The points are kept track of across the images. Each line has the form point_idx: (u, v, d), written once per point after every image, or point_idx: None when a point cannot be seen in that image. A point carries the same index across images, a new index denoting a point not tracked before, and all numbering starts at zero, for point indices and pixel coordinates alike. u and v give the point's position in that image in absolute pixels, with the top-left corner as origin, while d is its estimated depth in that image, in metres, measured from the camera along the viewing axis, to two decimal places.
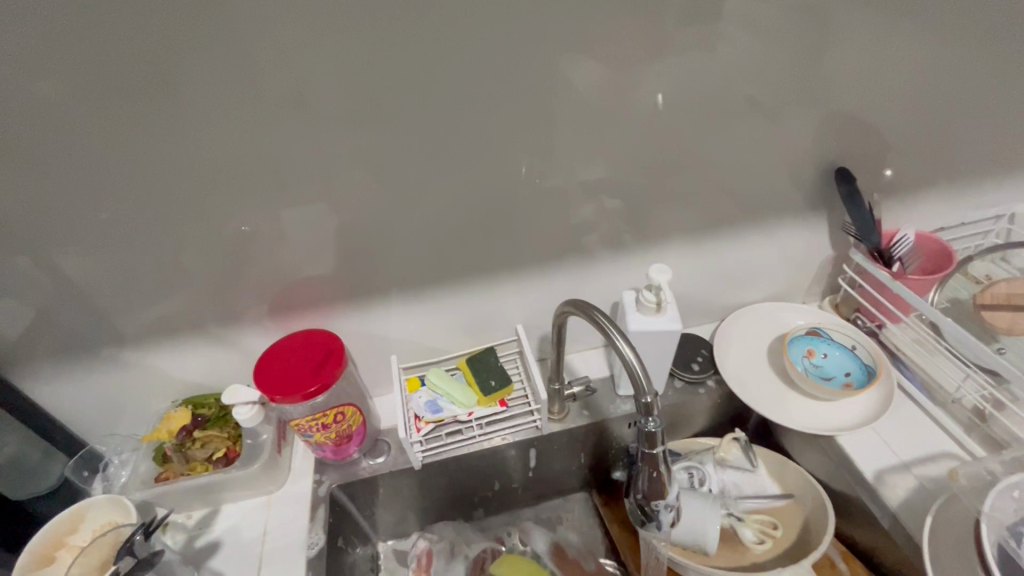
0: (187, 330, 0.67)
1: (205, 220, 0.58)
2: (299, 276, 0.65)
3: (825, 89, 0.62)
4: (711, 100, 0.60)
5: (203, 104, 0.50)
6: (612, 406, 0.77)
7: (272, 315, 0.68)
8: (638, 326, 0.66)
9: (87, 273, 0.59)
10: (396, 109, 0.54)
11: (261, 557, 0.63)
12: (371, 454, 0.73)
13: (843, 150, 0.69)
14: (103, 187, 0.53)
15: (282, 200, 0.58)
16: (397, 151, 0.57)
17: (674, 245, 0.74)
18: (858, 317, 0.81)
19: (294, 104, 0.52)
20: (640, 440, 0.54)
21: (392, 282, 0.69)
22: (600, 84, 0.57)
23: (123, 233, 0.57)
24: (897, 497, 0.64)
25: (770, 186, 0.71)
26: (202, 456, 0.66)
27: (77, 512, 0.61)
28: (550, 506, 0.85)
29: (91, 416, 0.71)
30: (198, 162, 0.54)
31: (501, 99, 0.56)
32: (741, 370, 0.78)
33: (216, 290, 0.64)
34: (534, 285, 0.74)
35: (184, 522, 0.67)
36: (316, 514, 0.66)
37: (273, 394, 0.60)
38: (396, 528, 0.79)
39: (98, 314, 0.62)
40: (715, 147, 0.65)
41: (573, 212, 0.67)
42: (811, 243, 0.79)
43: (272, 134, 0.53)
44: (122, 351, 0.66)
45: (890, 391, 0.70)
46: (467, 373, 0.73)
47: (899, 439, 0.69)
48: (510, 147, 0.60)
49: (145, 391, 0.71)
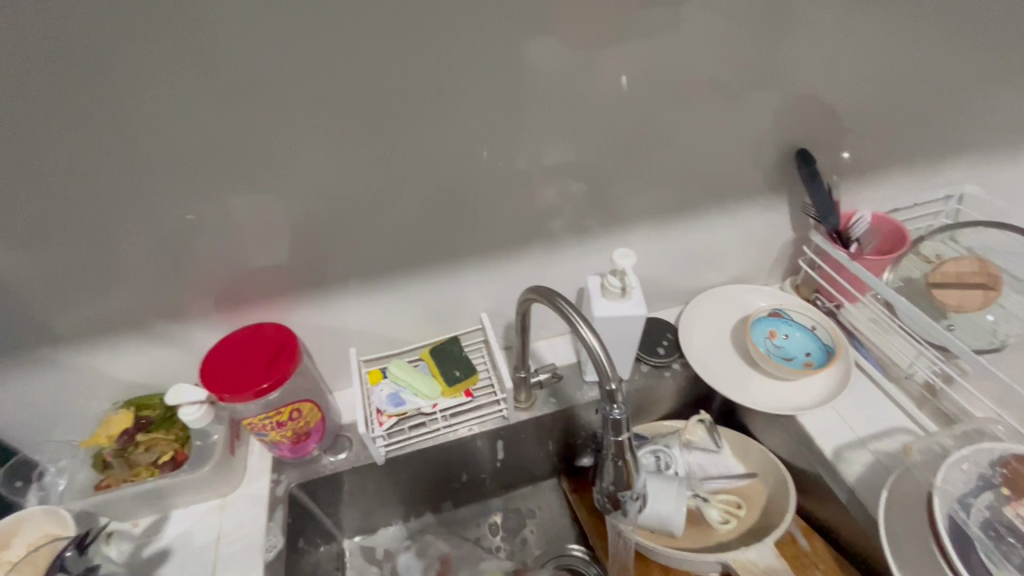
0: (126, 328, 0.62)
1: (138, 210, 0.53)
2: (247, 268, 0.62)
3: (785, 73, 0.62)
4: (673, 82, 0.59)
5: (128, 85, 0.46)
6: (579, 392, 0.76)
7: (220, 308, 0.64)
8: (603, 311, 0.65)
9: (3, 271, 0.53)
10: (345, 90, 0.51)
11: (216, 564, 0.60)
12: (331, 451, 0.70)
13: (803, 132, 0.69)
14: (15, 176, 0.48)
15: (225, 188, 0.54)
16: (348, 135, 0.54)
17: (638, 229, 0.74)
18: (818, 298, 0.83)
19: (232, 85, 0.48)
20: (605, 427, 0.53)
21: (349, 273, 0.66)
22: (562, 66, 0.55)
23: (45, 226, 0.52)
24: (855, 472, 0.65)
25: (733, 170, 0.71)
26: (146, 460, 0.62)
27: (10, 526, 0.57)
28: (519, 495, 0.84)
29: (21, 423, 0.66)
30: (125, 149, 0.49)
31: (457, 81, 0.53)
32: (706, 352, 0.79)
33: (155, 286, 0.60)
34: (497, 272, 0.72)
35: (131, 530, 0.63)
36: (275, 515, 0.64)
37: (223, 393, 0.57)
38: (362, 524, 0.78)
39: (21, 313, 0.57)
40: (678, 131, 0.64)
41: (536, 197, 0.65)
42: (772, 225, 0.79)
43: (209, 118, 0.49)
44: (53, 353, 0.61)
45: (848, 370, 0.72)
46: (430, 364, 0.71)
47: (857, 416, 0.71)
48: (469, 130, 0.57)
49: (81, 394, 0.66)
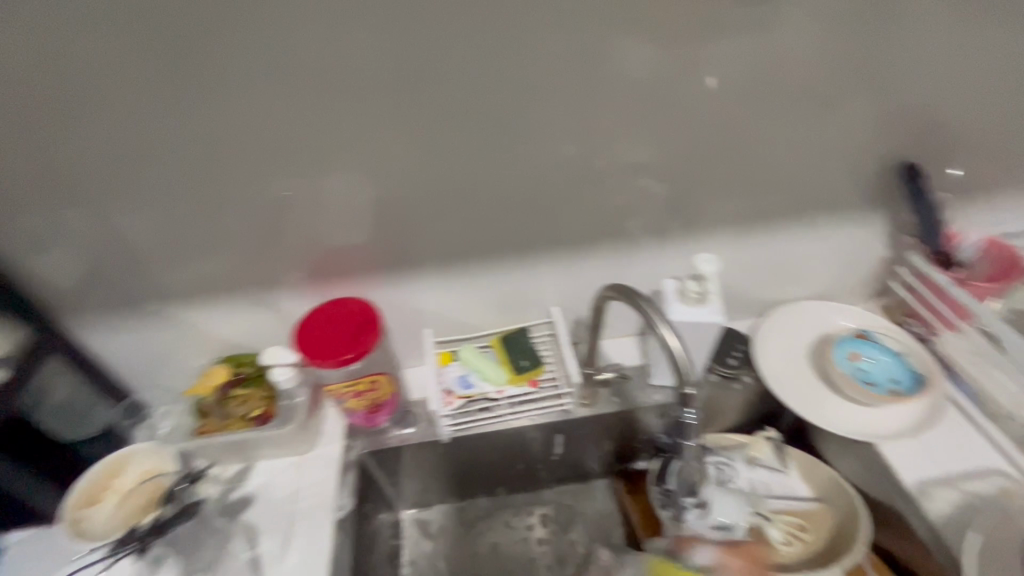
0: (230, 291, 0.69)
1: (252, 184, 0.59)
2: (340, 245, 0.66)
3: (892, 80, 0.59)
4: (768, 85, 0.58)
5: (256, 69, 0.51)
6: (643, 394, 0.76)
7: (311, 281, 0.69)
8: (681, 317, 0.64)
9: (136, 228, 0.60)
10: (443, 81, 0.53)
11: (293, 515, 0.65)
12: (400, 424, 0.74)
13: (907, 144, 0.65)
14: (156, 146, 0.54)
15: (329, 169, 0.58)
16: (442, 124, 0.56)
17: (719, 236, 0.72)
18: (909, 323, 0.78)
19: (343, 72, 0.52)
20: (678, 430, 0.54)
21: (431, 257, 0.69)
22: (656, 66, 0.55)
23: (175, 193, 0.58)
24: (938, 510, 0.61)
25: (826, 181, 0.68)
26: (239, 413, 0.68)
27: (122, 457, 0.64)
28: (572, 490, 0.85)
29: (135, 368, 0.74)
30: (247, 126, 0.54)
31: (549, 75, 0.54)
32: (781, 369, 0.75)
33: (258, 254, 0.65)
34: (570, 268, 0.73)
35: (220, 475, 0.68)
36: (347, 478, 0.69)
37: (313, 357, 0.62)
38: (419, 499, 0.81)
39: (147, 270, 0.64)
40: (770, 137, 0.62)
41: (617, 196, 0.66)
42: (865, 242, 0.75)
43: (320, 101, 0.53)
44: (168, 308, 0.69)
45: (939, 402, 0.67)
46: (499, 352, 0.73)
47: (944, 451, 0.66)
48: (557, 125, 0.58)
49: (186, 349, 0.73)
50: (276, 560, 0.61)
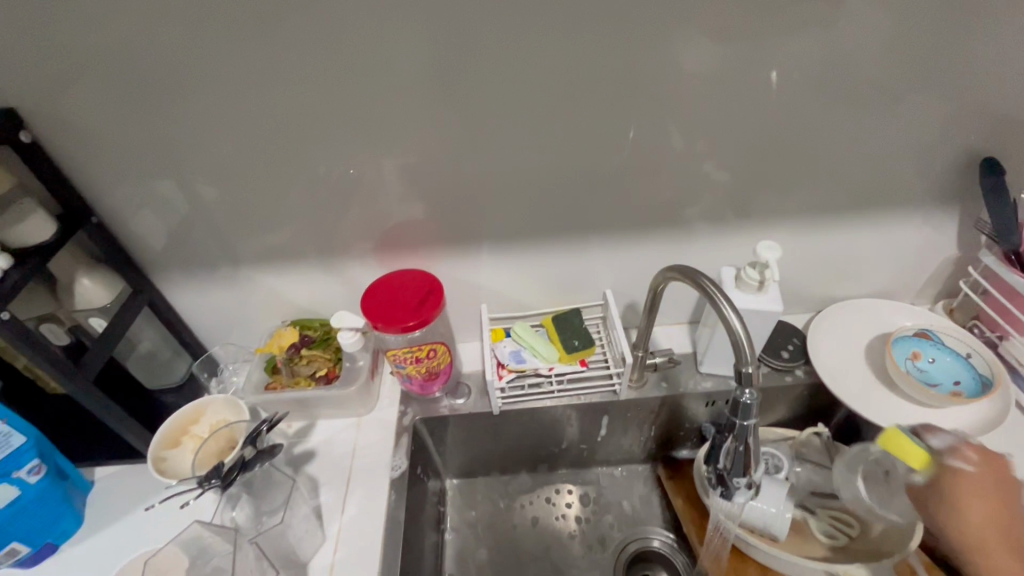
0: (302, 259, 0.73)
1: (331, 158, 0.62)
2: (406, 219, 0.69)
3: (978, 73, 0.57)
4: (846, 76, 0.57)
5: (343, 47, 0.53)
6: (691, 381, 0.77)
7: (376, 253, 0.73)
8: (739, 303, 0.64)
9: (225, 196, 0.65)
10: (520, 64, 0.55)
11: (351, 470, 0.69)
12: (452, 395, 0.77)
13: (988, 140, 0.63)
14: (247, 119, 0.58)
15: (404, 145, 0.61)
16: (515, 106, 0.58)
17: (778, 227, 0.71)
18: (975, 325, 0.75)
19: (425, 53, 0.54)
20: (731, 410, 0.53)
21: (491, 235, 0.71)
22: (730, 52, 0.55)
23: (261, 164, 0.62)
24: None
25: (897, 175, 0.66)
26: (306, 372, 0.72)
27: (199, 406, 0.69)
28: (613, 471, 0.86)
29: (212, 326, 0.79)
30: (333, 104, 0.57)
31: (624, 60, 0.55)
32: (836, 364, 0.74)
33: (330, 225, 0.69)
34: (625, 253, 0.74)
35: (286, 430, 0.73)
36: (400, 441, 0.71)
37: (377, 322, 0.65)
38: (465, 469, 0.84)
39: (230, 235, 0.69)
40: (842, 127, 0.61)
41: (679, 182, 0.66)
42: (933, 240, 0.73)
43: (402, 81, 0.56)
44: (246, 272, 0.74)
45: (1006, 406, 0.65)
46: (551, 330, 0.75)
47: (1009, 457, 0.64)
48: (626, 110, 0.59)
49: (258, 311, 0.78)
50: (336, 511, 0.65)
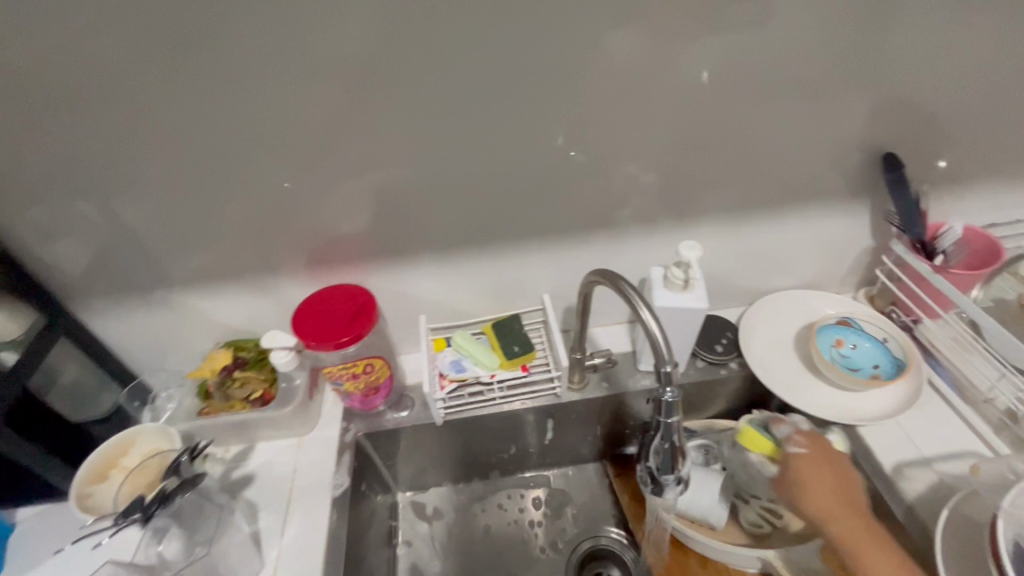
0: (233, 278, 0.71)
1: (254, 175, 0.61)
2: (337, 233, 0.68)
3: (877, 74, 0.61)
4: (752, 80, 0.59)
5: (256, 63, 0.52)
6: (632, 379, 0.78)
7: (309, 268, 0.71)
8: (664, 301, 0.66)
9: (142, 218, 0.62)
10: (436, 76, 0.55)
11: (290, 491, 0.67)
12: (395, 407, 0.76)
13: (890, 136, 0.67)
14: (159, 137, 0.56)
15: (328, 159, 0.60)
16: (436, 118, 0.58)
17: (706, 225, 0.74)
18: (893, 311, 0.79)
19: (341, 67, 0.54)
20: (657, 411, 0.55)
21: (425, 245, 0.71)
22: (643, 59, 0.57)
23: (178, 183, 0.60)
24: (915, 490, 0.63)
25: (811, 172, 0.69)
26: (240, 395, 0.70)
27: (128, 436, 0.66)
28: (564, 473, 0.87)
29: (141, 352, 0.76)
30: (248, 121, 0.56)
31: (539, 70, 0.56)
32: (766, 355, 0.78)
33: (257, 243, 0.67)
34: (561, 257, 0.75)
35: (223, 455, 0.71)
36: (343, 458, 0.71)
37: (309, 341, 0.64)
38: (416, 481, 0.84)
39: (152, 257, 0.66)
40: (757, 127, 0.64)
41: (606, 186, 0.67)
42: (850, 231, 0.77)
43: (318, 96, 0.55)
44: (173, 294, 0.71)
45: (919, 385, 0.69)
46: (491, 337, 0.75)
47: (923, 434, 0.68)
48: (546, 118, 0.60)
49: (189, 333, 0.76)
50: (275, 534, 0.64)
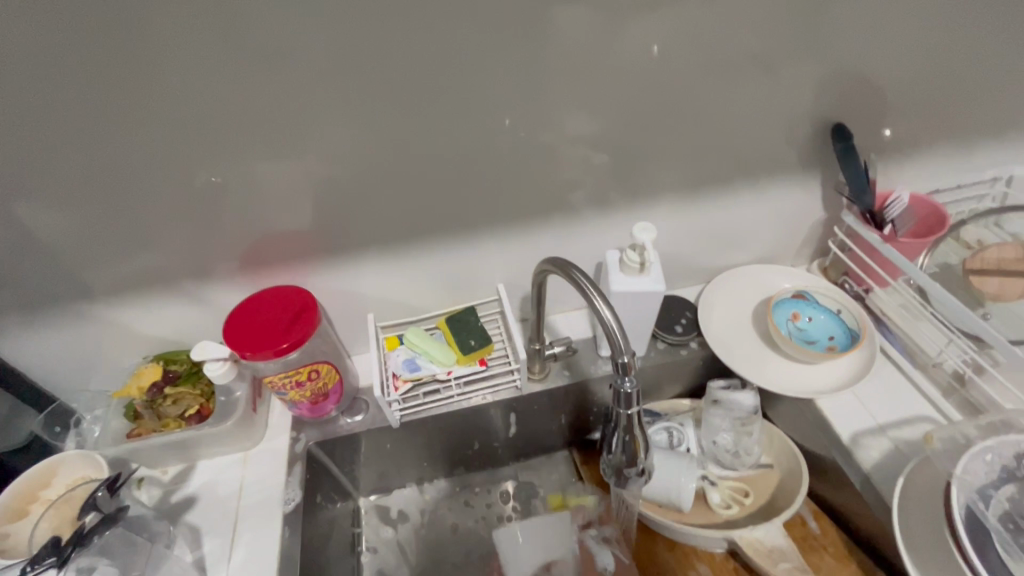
0: (156, 286, 0.65)
1: (166, 173, 0.54)
2: (270, 231, 0.63)
3: (825, 43, 0.59)
4: (701, 52, 0.57)
5: (152, 47, 0.46)
6: (593, 366, 0.76)
7: (243, 270, 0.66)
8: (621, 285, 0.64)
9: (43, 226, 0.55)
10: (368, 55, 0.50)
11: (238, 512, 0.63)
12: (349, 412, 0.72)
13: (842, 105, 0.66)
14: (46, 134, 0.49)
15: (250, 153, 0.55)
16: (371, 102, 0.53)
17: (661, 204, 0.72)
18: (845, 281, 0.80)
19: (253, 50, 0.48)
20: (616, 401, 0.53)
21: (369, 239, 0.66)
22: (587, 33, 0.53)
23: (77, 186, 0.53)
24: (871, 459, 0.64)
25: (763, 146, 0.68)
26: (174, 413, 0.66)
27: (50, 465, 0.60)
28: (530, 464, 0.85)
29: (64, 370, 0.69)
30: (158, 112, 0.50)
31: (479, 46, 0.52)
32: (726, 333, 0.77)
33: (183, 246, 0.61)
34: (515, 244, 0.72)
35: (160, 477, 0.66)
36: (293, 470, 0.67)
37: (244, 350, 0.59)
38: (378, 484, 0.80)
39: (58, 269, 0.59)
40: (707, 102, 0.61)
41: (556, 169, 0.64)
42: (802, 204, 0.76)
43: (232, 82, 0.50)
44: (89, 307, 0.64)
45: (872, 355, 0.70)
46: (446, 332, 0.72)
47: (877, 402, 0.69)
48: (492, 98, 0.56)
49: (113, 348, 0.69)
50: (222, 559, 0.60)
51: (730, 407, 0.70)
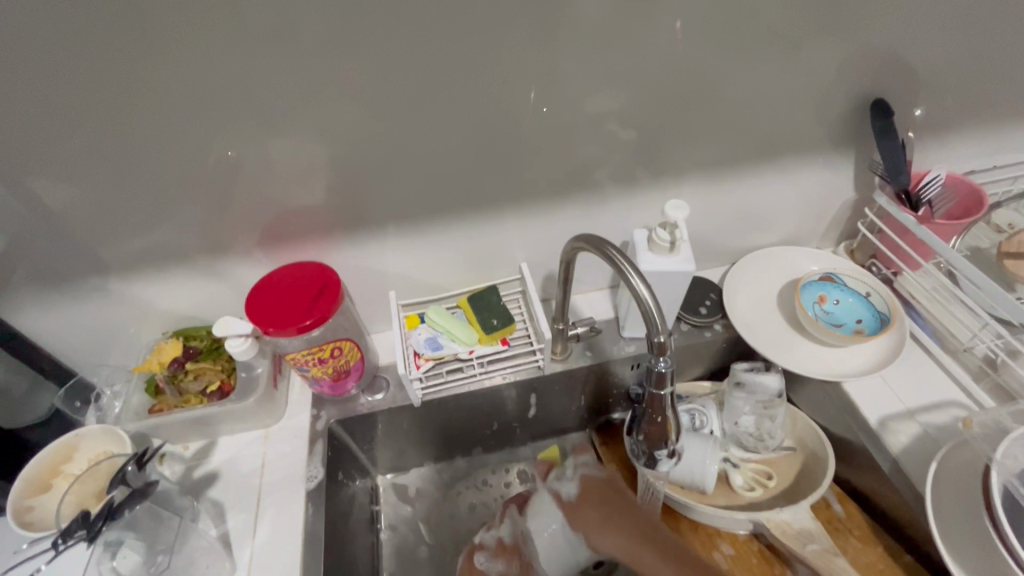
0: (175, 262, 0.64)
1: (186, 146, 0.53)
2: (291, 206, 0.61)
3: (868, 16, 0.56)
4: (739, 24, 0.54)
5: (172, 13, 0.44)
6: (616, 347, 0.76)
7: (263, 246, 0.64)
8: (650, 265, 0.63)
9: (58, 201, 0.54)
10: (391, 24, 0.48)
11: (261, 489, 0.63)
12: (369, 390, 0.72)
13: (878, 82, 0.63)
14: (63, 105, 0.47)
15: (271, 125, 0.53)
16: (395, 74, 0.51)
17: (689, 183, 0.70)
18: (873, 264, 0.79)
19: (276, 18, 0.46)
20: (647, 380, 0.53)
21: (391, 216, 0.65)
22: (622, 3, 0.51)
23: (95, 159, 0.52)
24: (900, 443, 0.63)
25: (796, 124, 0.66)
26: (195, 388, 0.65)
27: (69, 441, 0.59)
28: (548, 444, 0.85)
29: (80, 347, 0.69)
30: (173, 83, 0.48)
31: (511, 16, 0.50)
32: (751, 315, 0.76)
33: (200, 221, 0.60)
34: (538, 222, 0.71)
35: (182, 454, 0.66)
36: (315, 447, 0.66)
37: (267, 327, 0.58)
38: (396, 462, 0.80)
39: (75, 243, 0.58)
40: (742, 78, 0.59)
41: (584, 145, 0.62)
42: (833, 184, 0.74)
43: (254, 52, 0.47)
44: (107, 283, 0.63)
45: (902, 339, 0.69)
46: (468, 312, 0.71)
47: (906, 387, 0.68)
48: (518, 70, 0.54)
49: (132, 324, 0.69)
50: (246, 535, 0.60)
51: (753, 390, 0.69)
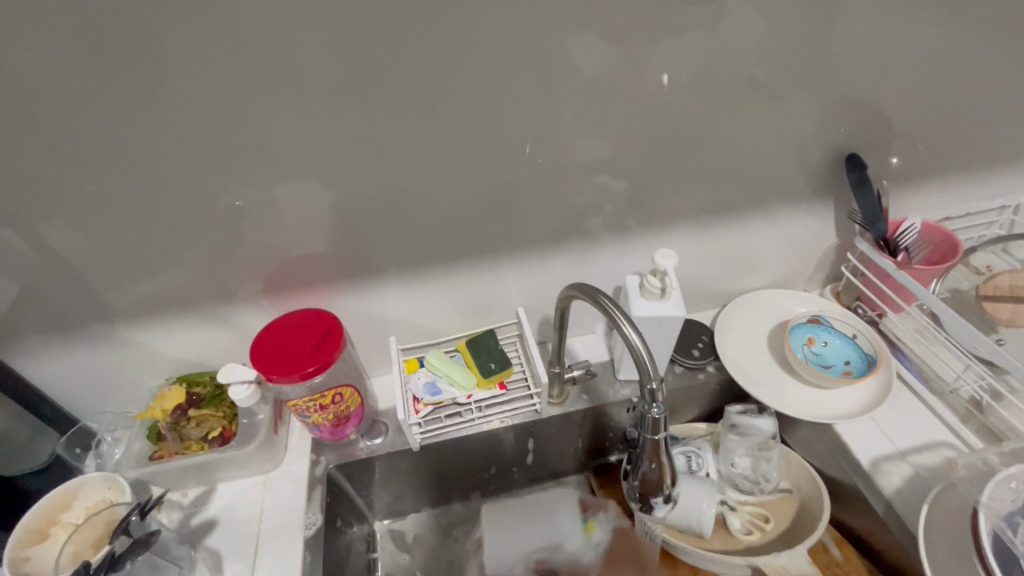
0: (181, 308, 0.65)
1: (198, 197, 0.56)
2: (295, 254, 0.64)
3: (831, 76, 0.61)
4: (713, 84, 0.59)
5: (189, 78, 0.48)
6: (612, 390, 0.77)
7: (268, 293, 0.67)
8: (642, 310, 0.65)
9: (76, 249, 0.57)
10: (392, 86, 0.52)
11: (258, 536, 0.63)
12: (369, 435, 0.73)
13: (850, 135, 0.68)
14: (87, 160, 0.51)
15: (279, 178, 0.56)
16: (395, 131, 0.55)
17: (676, 230, 0.73)
18: (858, 306, 0.81)
19: (285, 81, 0.50)
20: (643, 426, 0.55)
21: (392, 263, 0.67)
22: (604, 67, 0.55)
23: (112, 209, 0.55)
24: (892, 484, 0.65)
25: (775, 174, 0.70)
26: (196, 435, 0.66)
27: (69, 490, 0.60)
28: (545, 488, 0.85)
29: (82, 391, 0.70)
30: (190, 136, 0.52)
31: (501, 77, 0.54)
32: (742, 357, 0.78)
33: (208, 268, 0.62)
34: (533, 268, 0.73)
35: (180, 500, 0.67)
36: (314, 494, 0.67)
37: (270, 374, 0.60)
38: (393, 508, 0.80)
39: (86, 290, 0.60)
40: (721, 132, 0.63)
41: (575, 194, 0.66)
42: (816, 229, 0.78)
43: (264, 111, 0.51)
44: (113, 328, 0.65)
45: (889, 380, 0.70)
46: (466, 355, 0.73)
47: (896, 428, 0.70)
48: (512, 126, 0.58)
49: (135, 371, 0.70)
50: None
51: (748, 433, 0.71)
